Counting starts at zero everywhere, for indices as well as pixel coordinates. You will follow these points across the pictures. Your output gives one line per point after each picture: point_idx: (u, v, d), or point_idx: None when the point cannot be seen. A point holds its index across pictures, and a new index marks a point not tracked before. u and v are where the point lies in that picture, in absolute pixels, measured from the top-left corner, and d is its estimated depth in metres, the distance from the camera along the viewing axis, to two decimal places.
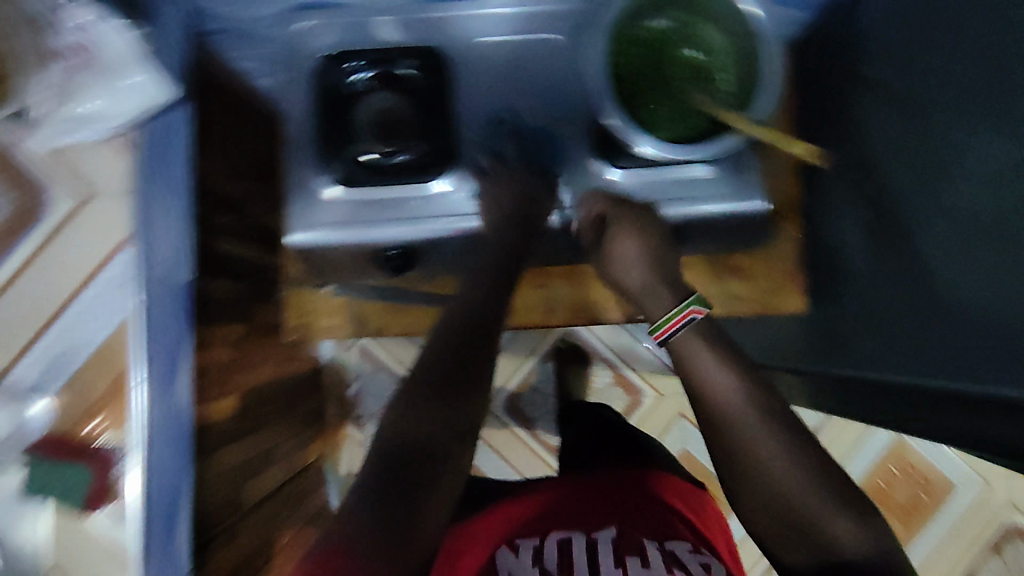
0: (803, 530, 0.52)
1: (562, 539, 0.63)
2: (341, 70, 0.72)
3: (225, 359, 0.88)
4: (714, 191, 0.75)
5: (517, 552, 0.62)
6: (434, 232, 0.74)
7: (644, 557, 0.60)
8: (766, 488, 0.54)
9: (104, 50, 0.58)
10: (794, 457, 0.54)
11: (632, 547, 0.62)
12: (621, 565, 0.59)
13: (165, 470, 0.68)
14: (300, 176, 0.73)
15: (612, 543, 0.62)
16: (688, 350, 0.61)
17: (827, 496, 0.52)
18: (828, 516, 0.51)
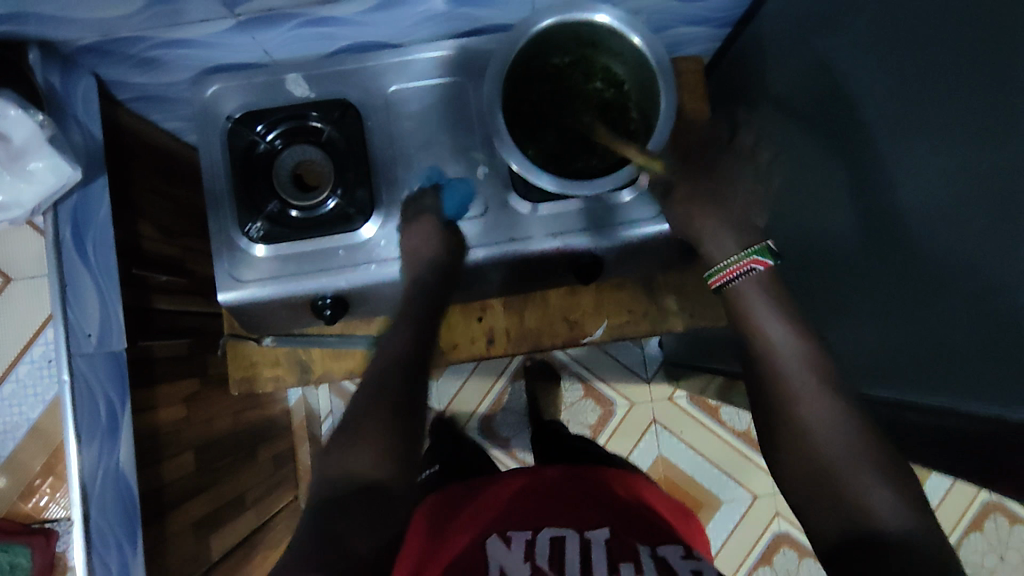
0: (843, 499, 0.50)
1: (554, 537, 0.60)
2: (253, 133, 0.72)
3: (178, 414, 0.88)
4: (639, 212, 0.74)
5: (509, 544, 0.59)
6: (364, 278, 0.73)
7: (638, 564, 0.56)
8: (811, 446, 0.53)
9: (11, 138, 0.60)
10: (865, 428, 0.52)
11: (624, 554, 0.58)
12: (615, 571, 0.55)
13: (108, 518, 0.68)
14: (222, 237, 0.73)
15: (605, 546, 0.59)
16: (745, 298, 0.62)
17: (878, 467, 0.50)
18: (875, 489, 0.49)
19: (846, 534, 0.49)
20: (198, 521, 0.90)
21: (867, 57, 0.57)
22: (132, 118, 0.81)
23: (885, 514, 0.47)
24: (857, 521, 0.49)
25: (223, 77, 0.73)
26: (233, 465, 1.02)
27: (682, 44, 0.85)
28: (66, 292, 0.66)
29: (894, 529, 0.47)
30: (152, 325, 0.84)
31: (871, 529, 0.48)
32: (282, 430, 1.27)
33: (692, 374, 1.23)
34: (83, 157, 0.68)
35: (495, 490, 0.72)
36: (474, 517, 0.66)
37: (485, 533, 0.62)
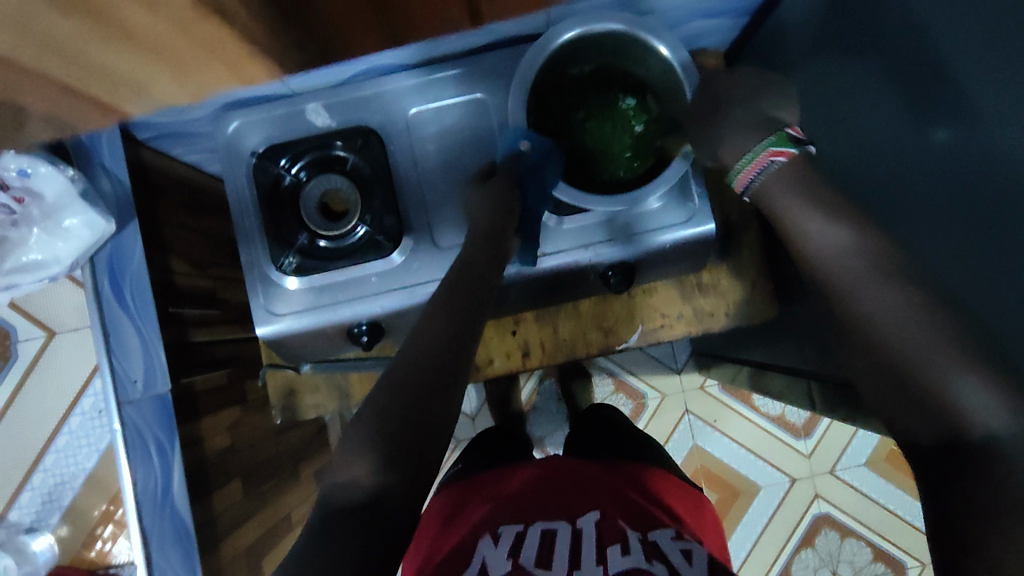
0: (920, 395, 0.43)
1: (544, 528, 0.61)
2: (278, 167, 0.72)
3: (225, 442, 0.90)
4: (671, 216, 0.71)
5: (498, 540, 0.60)
6: (398, 303, 0.73)
7: (626, 544, 0.58)
8: (888, 350, 0.44)
9: (43, 194, 0.60)
10: (918, 316, 0.43)
11: (612, 535, 0.60)
12: (602, 560, 0.56)
13: (163, 537, 0.68)
14: (254, 271, 0.73)
15: (595, 531, 0.60)
16: (774, 196, 0.52)
17: (964, 353, 0.41)
18: (957, 380, 0.41)
19: (937, 439, 0.43)
20: (250, 546, 0.92)
21: None
22: (154, 156, 0.81)
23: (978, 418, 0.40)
24: (941, 415, 0.42)
25: (243, 112, 0.73)
26: (279, 486, 1.04)
27: (702, 36, 0.83)
28: (109, 340, 0.69)
29: (988, 427, 0.40)
30: (192, 360, 0.85)
31: (963, 428, 0.41)
32: (320, 445, 1.28)
33: (725, 364, 1.22)
34: (112, 206, 0.68)
35: (496, 488, 0.71)
36: (471, 515, 0.66)
37: (479, 534, 0.62)
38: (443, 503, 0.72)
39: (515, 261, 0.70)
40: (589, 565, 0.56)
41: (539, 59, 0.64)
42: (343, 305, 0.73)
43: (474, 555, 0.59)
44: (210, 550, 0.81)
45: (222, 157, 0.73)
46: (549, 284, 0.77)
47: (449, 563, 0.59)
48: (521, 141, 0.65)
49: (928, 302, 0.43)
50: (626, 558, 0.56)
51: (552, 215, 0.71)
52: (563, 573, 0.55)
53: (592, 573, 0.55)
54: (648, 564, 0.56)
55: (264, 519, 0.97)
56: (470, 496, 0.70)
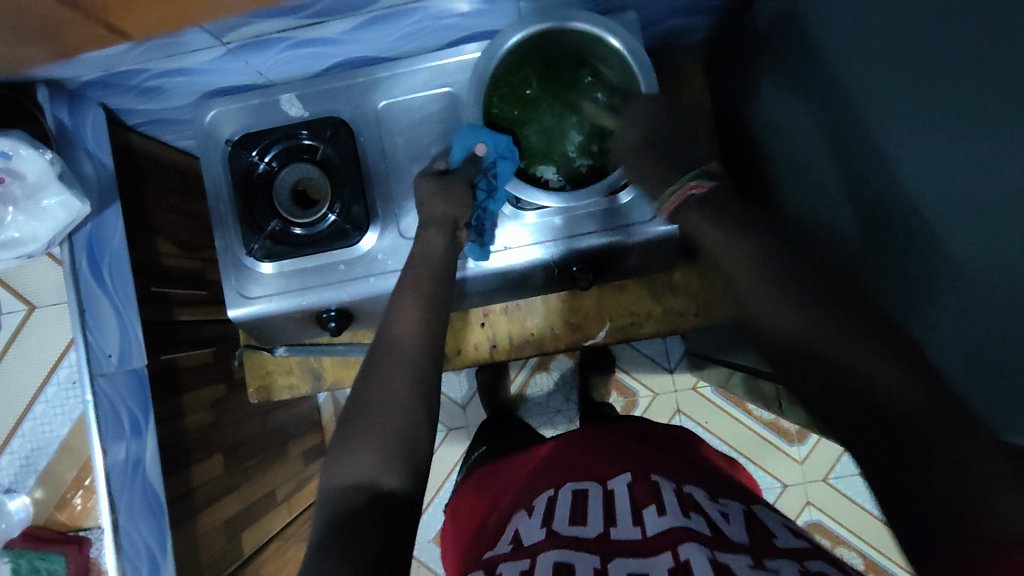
0: (859, 394, 0.46)
1: (575, 492, 0.59)
2: (250, 157, 0.74)
3: (207, 420, 0.93)
4: (641, 212, 0.71)
5: (531, 515, 0.58)
6: (364, 291, 0.75)
7: (661, 504, 0.55)
8: (815, 353, 0.49)
9: (25, 174, 0.64)
10: (827, 318, 0.49)
11: (646, 495, 0.56)
12: (639, 519, 0.53)
13: (131, 501, 0.72)
14: (229, 255, 0.76)
15: (628, 493, 0.58)
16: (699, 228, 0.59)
17: (884, 347, 0.46)
18: (887, 375, 0.45)
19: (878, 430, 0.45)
20: (229, 520, 0.95)
21: (869, 34, 0.54)
22: (143, 141, 0.84)
23: (901, 400, 0.44)
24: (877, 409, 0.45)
25: (221, 101, 0.76)
26: (262, 464, 1.07)
27: (678, 36, 0.83)
28: (85, 318, 0.71)
29: (910, 401, 0.44)
30: (175, 338, 0.88)
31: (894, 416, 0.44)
32: (309, 427, 1.32)
33: (713, 364, 1.22)
34: (93, 189, 0.72)
35: (516, 474, 0.70)
36: (501, 504, 0.66)
37: (512, 514, 0.61)
38: (469, 498, 0.73)
39: (473, 256, 0.72)
40: (626, 523, 0.53)
41: (491, 62, 0.67)
42: (310, 292, 0.75)
43: (509, 532, 0.57)
44: (185, 521, 0.84)
45: (200, 143, 0.76)
46: (518, 277, 0.78)
47: (486, 539, 0.59)
48: (477, 143, 0.66)
49: (841, 306, 0.49)
50: (664, 516, 0.52)
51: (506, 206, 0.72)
52: (599, 529, 0.53)
53: (630, 532, 0.52)
54: (687, 518, 0.52)
55: (245, 494, 1.01)
56: (503, 488, 0.70)
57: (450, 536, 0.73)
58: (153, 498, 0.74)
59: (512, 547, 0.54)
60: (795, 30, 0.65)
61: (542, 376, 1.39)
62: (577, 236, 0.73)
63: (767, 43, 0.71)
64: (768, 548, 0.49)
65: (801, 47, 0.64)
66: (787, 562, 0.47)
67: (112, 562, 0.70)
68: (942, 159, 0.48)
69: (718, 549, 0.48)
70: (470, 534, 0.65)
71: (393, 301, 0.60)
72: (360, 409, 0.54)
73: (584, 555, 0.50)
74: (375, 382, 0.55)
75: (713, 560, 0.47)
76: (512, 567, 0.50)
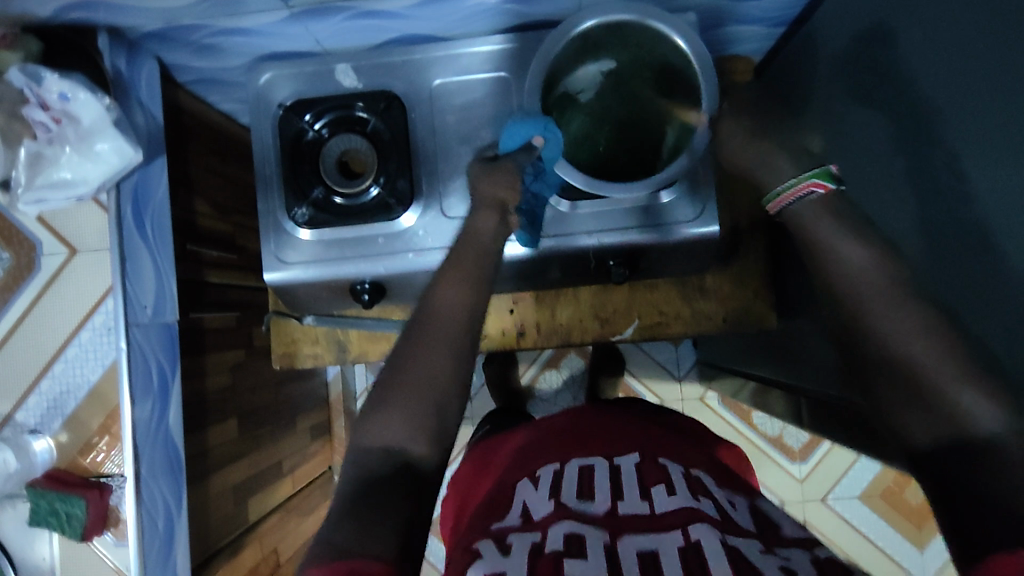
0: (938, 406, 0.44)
1: (582, 468, 0.59)
2: (302, 121, 0.75)
3: (226, 383, 0.93)
4: (682, 212, 0.73)
5: (537, 485, 0.57)
6: (401, 266, 0.75)
7: (671, 485, 0.55)
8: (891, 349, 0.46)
9: (81, 119, 0.64)
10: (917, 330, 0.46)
11: (655, 475, 0.57)
12: (647, 496, 0.54)
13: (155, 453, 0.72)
14: (269, 219, 0.76)
15: (636, 471, 0.58)
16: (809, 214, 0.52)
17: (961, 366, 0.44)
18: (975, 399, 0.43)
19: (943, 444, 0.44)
20: (238, 485, 0.95)
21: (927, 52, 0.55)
22: (191, 100, 0.85)
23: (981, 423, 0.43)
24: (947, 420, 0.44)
25: (276, 65, 0.76)
26: (272, 433, 1.07)
27: (734, 42, 0.83)
28: (125, 264, 0.70)
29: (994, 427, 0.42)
30: (203, 298, 0.89)
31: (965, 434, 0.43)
32: (317, 403, 1.32)
33: (725, 378, 1.22)
34: (144, 139, 0.73)
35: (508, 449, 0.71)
36: (498, 474, 0.65)
37: (513, 479, 0.60)
38: (470, 468, 0.74)
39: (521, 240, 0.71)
40: (633, 499, 0.54)
41: (558, 45, 0.66)
42: (338, 261, 0.75)
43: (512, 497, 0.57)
44: (198, 481, 0.84)
45: (251, 105, 0.77)
46: (555, 265, 0.79)
47: (488, 508, 0.57)
48: (533, 136, 0.64)
49: (935, 320, 0.46)
50: (673, 497, 0.53)
51: (560, 197, 0.73)
52: (607, 506, 0.53)
53: (637, 508, 0.53)
54: (697, 500, 0.53)
55: (255, 461, 1.01)
56: (499, 456, 0.70)
57: (451, 498, 0.72)
58: (172, 453, 0.74)
59: (521, 520, 0.52)
60: (849, 46, 0.65)
61: (552, 373, 1.40)
62: (614, 227, 0.73)
63: (820, 58, 0.72)
64: (775, 536, 0.50)
65: (854, 63, 0.65)
66: (798, 551, 0.48)
67: (133, 511, 0.70)
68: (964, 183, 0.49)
69: (728, 533, 0.49)
70: (466, 506, 0.66)
71: (433, 278, 0.57)
72: (392, 379, 0.53)
73: (594, 530, 0.50)
74: (409, 350, 0.54)
75: (725, 544, 0.47)
76: (522, 540, 0.49)
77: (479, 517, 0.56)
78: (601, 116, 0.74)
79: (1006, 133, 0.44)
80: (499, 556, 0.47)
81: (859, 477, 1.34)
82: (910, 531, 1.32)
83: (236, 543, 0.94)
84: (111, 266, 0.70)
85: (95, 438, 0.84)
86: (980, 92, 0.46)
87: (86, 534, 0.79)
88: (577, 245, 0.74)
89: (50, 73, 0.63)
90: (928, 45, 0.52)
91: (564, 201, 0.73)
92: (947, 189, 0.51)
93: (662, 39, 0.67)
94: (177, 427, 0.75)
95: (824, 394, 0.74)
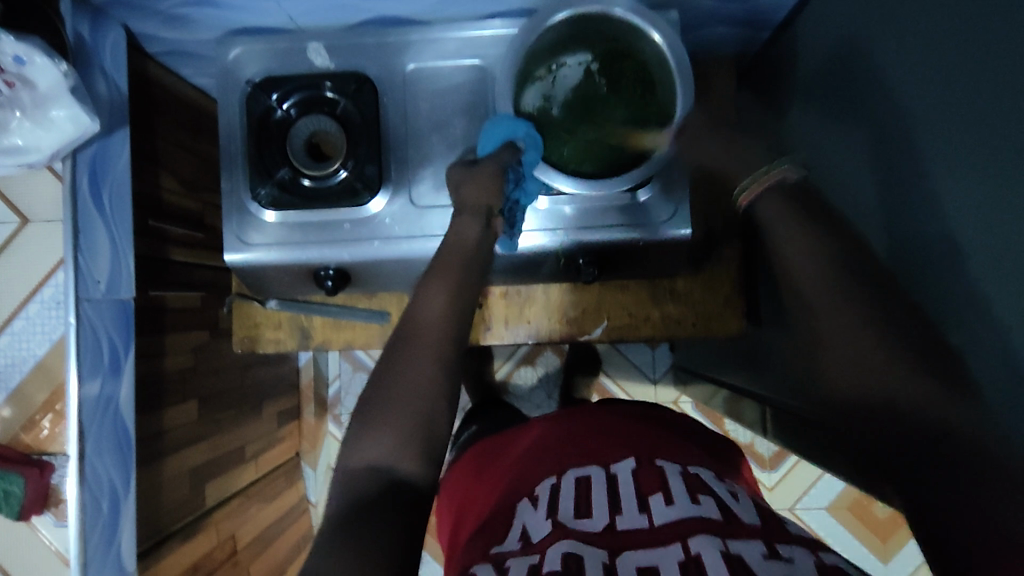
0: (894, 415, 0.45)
1: (579, 481, 0.56)
2: (270, 100, 0.73)
3: (187, 364, 0.91)
4: (655, 214, 0.71)
5: (535, 503, 0.55)
6: (365, 253, 0.74)
7: (668, 492, 0.53)
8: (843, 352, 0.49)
9: (37, 83, 0.62)
10: (894, 357, 0.46)
11: (652, 481, 0.55)
12: (645, 507, 0.52)
13: (105, 427, 0.71)
14: (233, 198, 0.74)
15: (632, 478, 0.56)
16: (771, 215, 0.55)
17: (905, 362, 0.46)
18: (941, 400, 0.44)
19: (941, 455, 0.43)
20: (195, 468, 0.93)
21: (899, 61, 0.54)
22: (160, 72, 0.82)
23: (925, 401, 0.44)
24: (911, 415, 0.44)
25: (247, 40, 0.74)
26: (235, 418, 1.05)
27: (717, 44, 0.82)
28: (79, 238, 0.68)
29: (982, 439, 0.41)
30: (165, 277, 0.86)
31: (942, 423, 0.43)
32: (286, 389, 1.30)
33: (697, 383, 1.21)
34: (105, 109, 0.70)
35: (497, 460, 0.69)
36: (495, 487, 0.63)
37: (510, 498, 0.58)
38: (463, 474, 0.73)
39: (499, 243, 0.69)
40: (631, 510, 0.52)
41: (532, 34, 0.65)
42: (304, 244, 0.73)
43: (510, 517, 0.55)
44: (150, 462, 0.82)
45: (220, 80, 0.75)
46: (523, 262, 0.77)
47: (485, 533, 0.55)
48: (510, 137, 0.63)
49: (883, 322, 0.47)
50: (673, 506, 0.51)
51: (541, 198, 0.71)
52: (604, 522, 0.51)
53: (636, 521, 0.51)
54: (696, 505, 0.51)
55: (215, 445, 0.99)
56: (494, 470, 0.67)
57: (449, 511, 0.71)
58: (121, 431, 0.73)
59: (522, 544, 0.51)
60: (829, 51, 0.64)
61: (527, 370, 1.38)
62: (593, 224, 0.72)
63: (799, 64, 0.71)
64: (779, 531, 0.49)
65: (834, 69, 0.63)
66: (800, 551, 0.46)
67: (75, 491, 0.68)
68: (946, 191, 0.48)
69: (730, 539, 0.47)
70: (460, 523, 0.64)
71: (420, 282, 0.57)
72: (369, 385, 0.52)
73: (593, 550, 0.48)
74: (392, 362, 0.53)
75: (726, 552, 0.46)
76: (522, 562, 0.48)
77: (471, 542, 0.55)
78: (594, 105, 0.68)
79: (986, 141, 0.43)
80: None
81: (828, 488, 1.33)
82: (874, 544, 1.33)
83: (190, 527, 0.92)
84: (65, 239, 0.68)
85: (38, 415, 0.81)
86: (964, 102, 0.46)
87: (22, 514, 0.75)
88: (558, 243, 0.73)
89: (6, 35, 0.59)
90: (914, 50, 0.51)
91: (544, 201, 0.72)
92: (928, 205, 0.50)
93: (629, 31, 0.67)
94: (128, 403, 0.74)
95: (794, 406, 0.72)
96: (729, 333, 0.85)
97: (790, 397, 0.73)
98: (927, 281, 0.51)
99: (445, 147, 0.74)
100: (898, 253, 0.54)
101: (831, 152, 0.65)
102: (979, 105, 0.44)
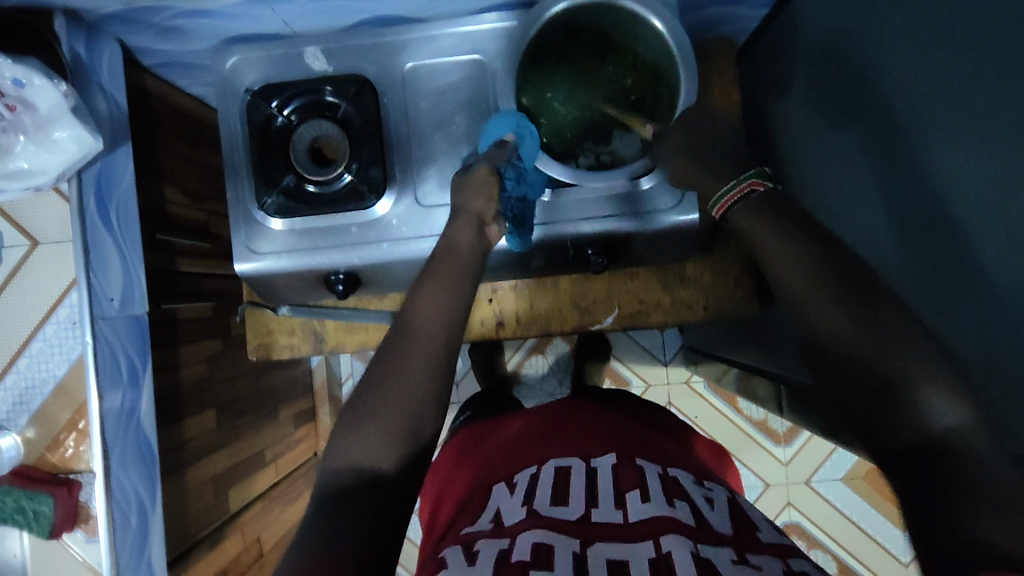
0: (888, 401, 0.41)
1: (559, 470, 0.57)
2: (270, 108, 0.72)
3: (204, 373, 0.92)
4: (661, 200, 0.71)
5: (513, 490, 0.56)
6: (376, 256, 0.73)
7: (646, 490, 0.53)
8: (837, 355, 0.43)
9: (37, 105, 0.62)
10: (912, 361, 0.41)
11: (629, 480, 0.55)
12: (622, 503, 0.52)
13: (128, 443, 0.71)
14: (239, 208, 0.74)
15: (612, 473, 0.56)
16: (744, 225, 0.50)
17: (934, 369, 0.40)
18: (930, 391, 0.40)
19: (909, 449, 0.40)
20: (218, 475, 0.94)
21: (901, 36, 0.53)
22: (157, 84, 0.82)
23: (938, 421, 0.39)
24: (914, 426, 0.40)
25: (243, 48, 0.74)
26: (252, 423, 1.06)
27: (715, 23, 0.81)
28: (89, 257, 0.69)
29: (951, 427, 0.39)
30: (175, 289, 0.87)
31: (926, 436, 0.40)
32: (300, 391, 1.31)
33: (708, 364, 1.22)
34: (106, 126, 0.71)
35: (489, 440, 0.70)
36: (474, 471, 0.64)
37: (485, 482, 0.59)
38: (455, 446, 0.74)
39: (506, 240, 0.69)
40: (608, 506, 0.52)
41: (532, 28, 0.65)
42: (312, 248, 0.73)
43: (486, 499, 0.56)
44: (174, 471, 0.83)
45: (219, 91, 0.74)
46: (535, 255, 0.77)
47: (457, 517, 0.56)
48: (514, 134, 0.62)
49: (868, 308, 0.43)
50: (648, 505, 0.51)
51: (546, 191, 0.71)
52: (579, 512, 0.51)
53: (611, 516, 0.51)
54: (672, 507, 0.51)
55: (236, 450, 0.99)
56: (482, 450, 0.68)
57: (428, 489, 0.71)
58: (145, 445, 0.73)
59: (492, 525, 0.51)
60: (827, 27, 0.63)
61: (537, 359, 1.39)
62: (600, 214, 0.71)
63: (798, 39, 0.70)
64: (751, 543, 0.49)
65: (835, 45, 0.63)
66: (770, 560, 0.47)
67: (103, 506, 0.69)
68: (957, 168, 0.48)
69: (700, 542, 0.47)
70: (443, 493, 0.66)
71: (414, 285, 0.55)
72: (368, 379, 0.51)
73: (563, 539, 0.48)
74: (387, 356, 0.51)
75: (697, 555, 0.46)
76: (490, 546, 0.48)
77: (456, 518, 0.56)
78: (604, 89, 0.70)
79: (997, 114, 0.43)
80: (463, 566, 0.46)
81: (843, 459, 1.34)
82: (891, 511, 1.34)
83: (216, 534, 0.93)
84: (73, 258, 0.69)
85: (64, 434, 0.82)
86: (972, 71, 0.45)
87: (54, 533, 0.78)
88: (569, 234, 0.72)
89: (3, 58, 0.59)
90: (917, 26, 0.51)
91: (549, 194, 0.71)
92: (938, 182, 0.50)
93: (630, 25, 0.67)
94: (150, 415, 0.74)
95: (810, 384, 0.73)
96: (742, 315, 0.86)
97: (806, 375, 0.73)
98: (945, 260, 0.50)
99: (449, 145, 0.73)
100: (911, 227, 0.54)
101: (835, 128, 0.65)
102: (986, 82, 0.44)
